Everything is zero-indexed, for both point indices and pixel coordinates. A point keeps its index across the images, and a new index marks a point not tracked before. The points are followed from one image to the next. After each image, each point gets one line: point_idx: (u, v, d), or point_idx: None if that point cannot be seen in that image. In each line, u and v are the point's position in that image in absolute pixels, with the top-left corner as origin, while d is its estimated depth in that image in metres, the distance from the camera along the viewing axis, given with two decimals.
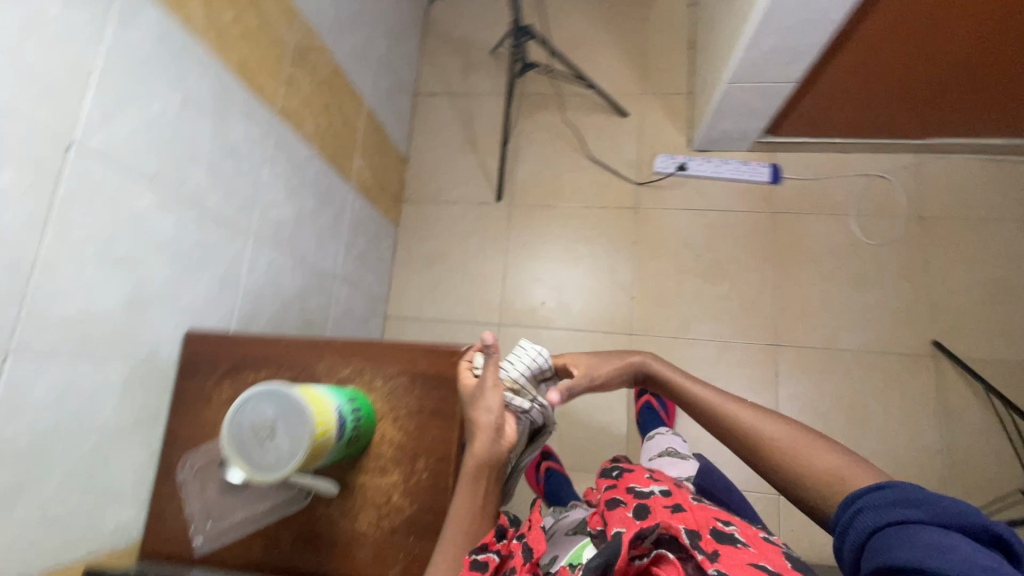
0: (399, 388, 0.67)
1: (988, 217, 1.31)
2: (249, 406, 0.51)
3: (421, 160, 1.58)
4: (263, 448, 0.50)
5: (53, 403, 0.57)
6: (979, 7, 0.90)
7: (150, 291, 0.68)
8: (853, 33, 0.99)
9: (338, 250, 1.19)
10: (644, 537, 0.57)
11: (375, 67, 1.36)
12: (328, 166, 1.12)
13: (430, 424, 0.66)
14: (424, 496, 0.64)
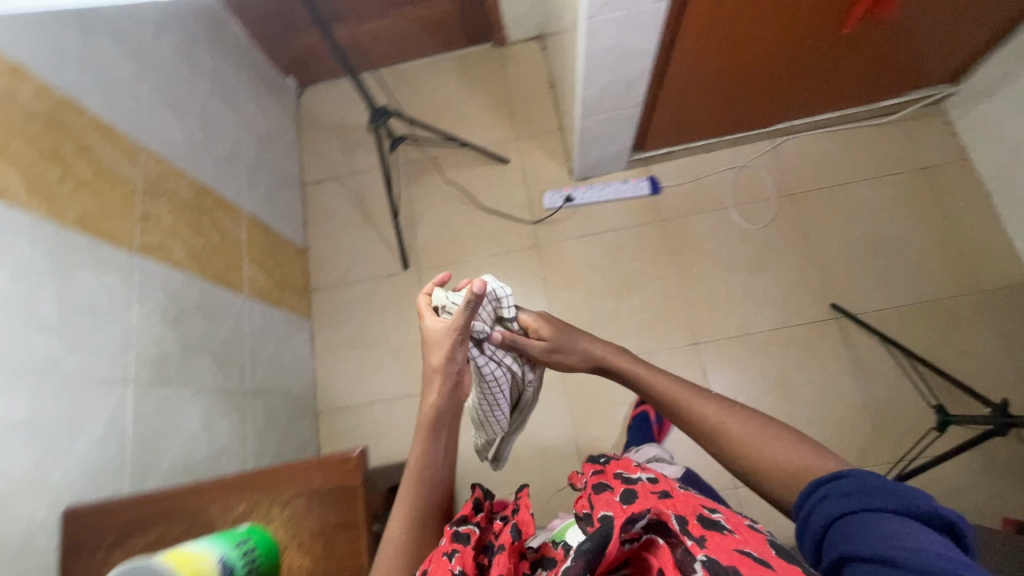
0: (298, 511, 0.65)
1: (847, 180, 1.43)
2: None
3: (322, 247, 1.57)
4: None
5: None
6: (766, 21, 1.02)
7: (9, 481, 0.64)
8: (671, 61, 1.09)
9: (243, 365, 1.16)
10: (633, 522, 0.52)
11: (249, 172, 1.36)
12: (212, 285, 1.10)
13: (337, 539, 0.65)
14: None
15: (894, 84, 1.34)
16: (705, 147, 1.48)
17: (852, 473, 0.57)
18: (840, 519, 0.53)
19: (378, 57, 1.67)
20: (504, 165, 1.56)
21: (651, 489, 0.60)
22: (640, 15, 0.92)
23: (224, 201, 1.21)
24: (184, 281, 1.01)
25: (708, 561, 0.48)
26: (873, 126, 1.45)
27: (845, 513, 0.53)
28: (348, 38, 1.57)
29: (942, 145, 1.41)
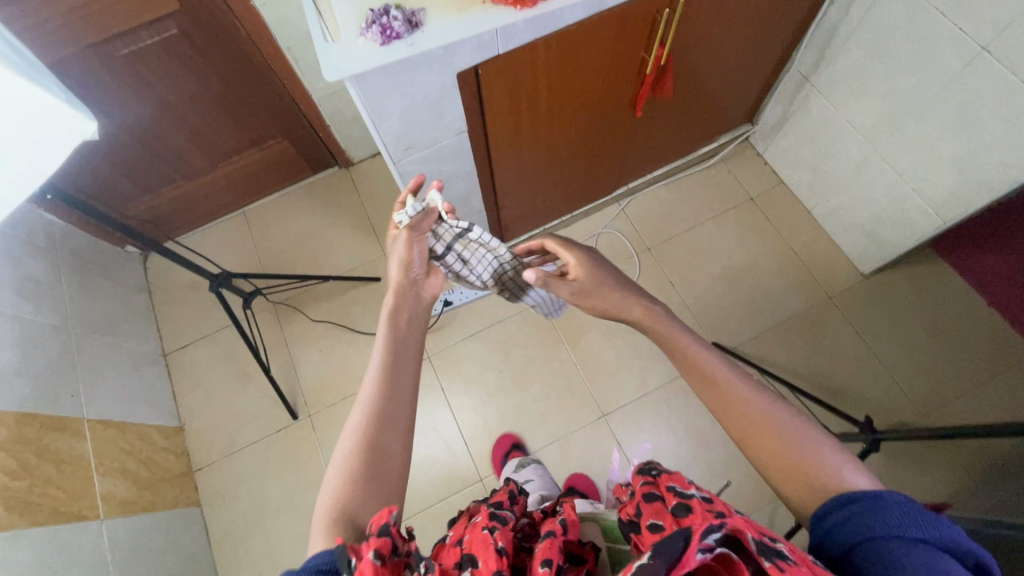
0: None
1: (693, 223, 1.55)
2: None
3: (199, 418, 1.44)
4: None
5: None
6: (569, 121, 1.09)
7: None
8: (496, 171, 1.13)
9: None
10: (709, 533, 0.43)
11: (89, 370, 1.23)
12: (51, 529, 0.94)
13: None
14: None
15: (704, 133, 1.49)
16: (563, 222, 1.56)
17: (889, 495, 0.50)
18: (868, 544, 0.48)
19: (223, 203, 1.61)
20: (377, 283, 1.54)
21: (706, 509, 0.50)
22: (444, 149, 0.95)
23: (56, 418, 1.07)
24: (11, 540, 0.86)
25: None
26: (700, 171, 1.59)
27: (862, 540, 0.48)
28: (183, 195, 1.51)
29: (760, 174, 1.58)
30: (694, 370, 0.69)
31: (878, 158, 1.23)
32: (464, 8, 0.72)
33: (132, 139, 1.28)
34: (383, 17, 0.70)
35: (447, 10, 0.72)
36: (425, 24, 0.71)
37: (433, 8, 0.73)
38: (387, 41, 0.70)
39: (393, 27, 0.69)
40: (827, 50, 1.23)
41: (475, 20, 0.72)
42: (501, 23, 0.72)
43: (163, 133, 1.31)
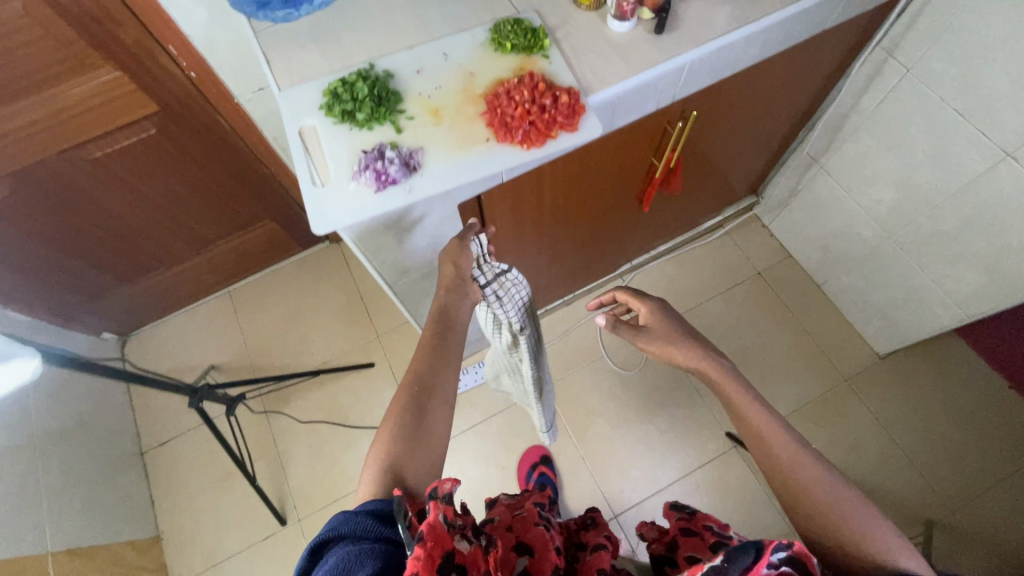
0: None
1: (700, 300, 1.49)
2: None
3: (178, 527, 1.33)
4: None
5: None
6: (572, 219, 1.03)
7: None
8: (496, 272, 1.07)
9: None
10: (779, 552, 0.45)
11: (55, 491, 1.12)
12: None
13: None
14: None
15: (709, 208, 1.44)
16: (565, 302, 1.49)
17: None
18: None
19: (206, 287, 1.52)
20: (370, 369, 1.45)
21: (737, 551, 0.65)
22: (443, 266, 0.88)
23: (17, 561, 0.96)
24: None
25: None
26: (705, 244, 1.54)
27: None
28: (163, 283, 1.41)
29: (766, 246, 1.53)
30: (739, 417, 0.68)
31: (895, 245, 1.19)
32: (464, 149, 0.66)
33: (107, 235, 1.20)
34: (377, 163, 0.63)
35: (447, 150, 0.66)
36: (422, 167, 0.65)
37: (431, 148, 0.66)
38: (381, 187, 0.64)
39: (388, 174, 0.63)
40: (835, 136, 1.19)
41: (477, 161, 0.66)
42: (506, 165, 0.66)
43: (141, 226, 1.23)
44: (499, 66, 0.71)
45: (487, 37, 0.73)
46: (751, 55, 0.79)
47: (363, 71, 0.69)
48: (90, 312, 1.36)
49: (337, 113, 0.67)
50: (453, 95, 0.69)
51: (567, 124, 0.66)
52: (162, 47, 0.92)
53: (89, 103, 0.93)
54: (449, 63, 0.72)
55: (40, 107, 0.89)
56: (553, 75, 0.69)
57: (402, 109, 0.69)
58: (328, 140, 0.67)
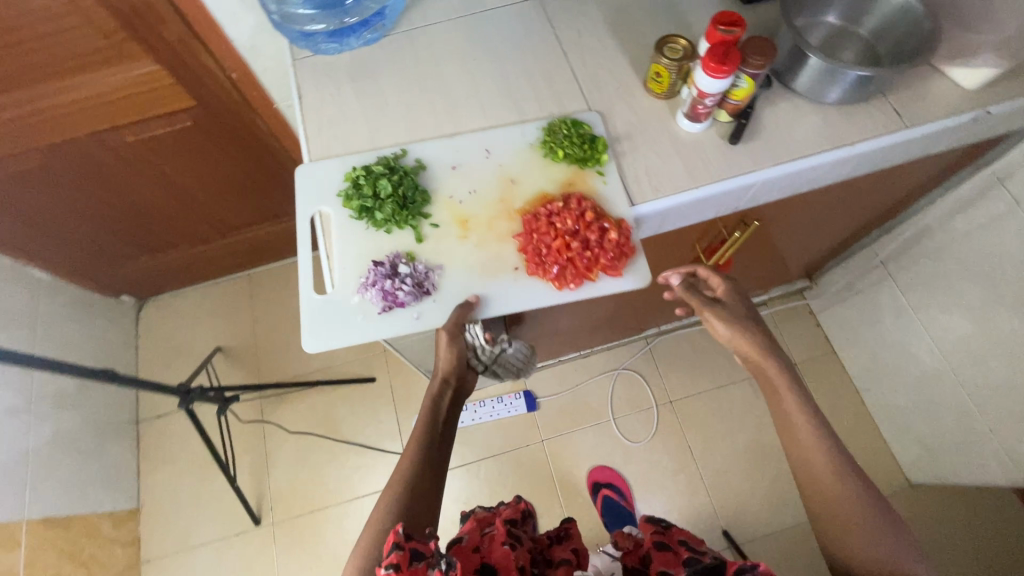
0: None
1: (725, 381, 1.39)
2: None
3: (158, 504, 1.34)
4: None
5: None
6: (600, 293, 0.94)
7: None
8: None
9: None
10: None
11: (44, 457, 1.13)
12: None
13: None
14: None
15: (756, 287, 1.32)
16: (581, 354, 1.42)
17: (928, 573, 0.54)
18: None
19: (228, 267, 1.50)
20: (371, 384, 1.41)
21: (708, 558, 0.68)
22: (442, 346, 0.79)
23: None
24: None
25: None
26: None
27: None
28: (186, 259, 1.40)
29: (810, 337, 1.40)
30: (783, 426, 0.67)
31: (954, 379, 1.06)
32: (489, 274, 0.65)
33: (135, 213, 1.19)
34: (386, 283, 0.63)
35: (470, 271, 0.66)
36: (436, 289, 0.65)
37: (452, 267, 0.66)
38: (387, 309, 0.64)
39: (398, 297, 0.63)
40: (912, 247, 1.07)
41: (500, 291, 0.65)
42: (533, 300, 0.64)
43: (168, 210, 1.22)
44: (542, 179, 0.69)
45: (535, 140, 0.71)
46: (835, 173, 0.70)
47: (393, 165, 0.68)
48: (111, 277, 1.37)
49: (358, 210, 0.67)
50: (486, 208, 0.68)
51: (608, 268, 0.64)
52: (207, 48, 0.88)
53: (126, 91, 0.89)
54: (488, 166, 0.70)
55: (75, 92, 0.87)
56: (601, 200, 0.66)
57: (432, 213, 0.68)
58: (341, 241, 0.67)
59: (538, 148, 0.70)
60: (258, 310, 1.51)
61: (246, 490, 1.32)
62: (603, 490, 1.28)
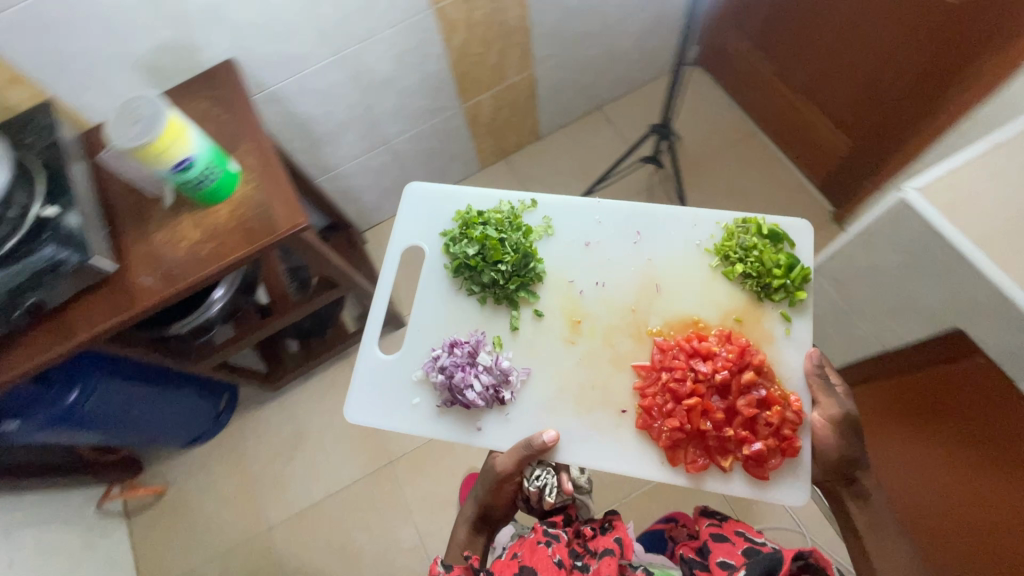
0: (251, 191, 0.88)
1: None
2: (125, 132, 0.75)
3: (545, 150, 1.69)
4: (127, 126, 0.75)
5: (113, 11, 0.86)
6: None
7: (227, 18, 0.94)
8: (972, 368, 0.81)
9: (408, 130, 1.40)
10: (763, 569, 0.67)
11: (571, 58, 1.46)
12: (451, 78, 1.32)
13: (239, 232, 0.86)
14: (214, 234, 0.86)
15: None
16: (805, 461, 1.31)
17: None
18: None
19: (755, 108, 1.57)
20: None
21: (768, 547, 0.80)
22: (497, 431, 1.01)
23: (527, 48, 1.35)
24: (440, 56, 1.24)
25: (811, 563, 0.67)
26: None
27: None
28: (755, 72, 1.49)
29: None
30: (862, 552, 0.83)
31: None
32: (601, 405, 0.95)
33: (805, 13, 1.25)
34: (461, 372, 0.94)
35: (557, 369, 0.97)
36: (524, 380, 0.97)
37: (543, 368, 0.98)
38: (450, 403, 0.96)
39: (463, 389, 0.93)
40: None
41: (603, 415, 0.94)
42: (628, 440, 0.93)
43: (822, 33, 1.24)
44: (691, 302, 0.97)
45: (698, 262, 0.98)
46: None
47: (517, 225, 1.00)
48: (716, 26, 1.53)
49: (467, 282, 1.02)
50: (605, 314, 0.99)
51: (748, 466, 0.88)
52: None
53: None
54: (620, 278, 1.00)
55: None
56: (773, 345, 0.92)
57: (545, 297, 1.01)
58: (416, 338, 1.03)
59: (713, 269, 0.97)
60: (725, 150, 1.59)
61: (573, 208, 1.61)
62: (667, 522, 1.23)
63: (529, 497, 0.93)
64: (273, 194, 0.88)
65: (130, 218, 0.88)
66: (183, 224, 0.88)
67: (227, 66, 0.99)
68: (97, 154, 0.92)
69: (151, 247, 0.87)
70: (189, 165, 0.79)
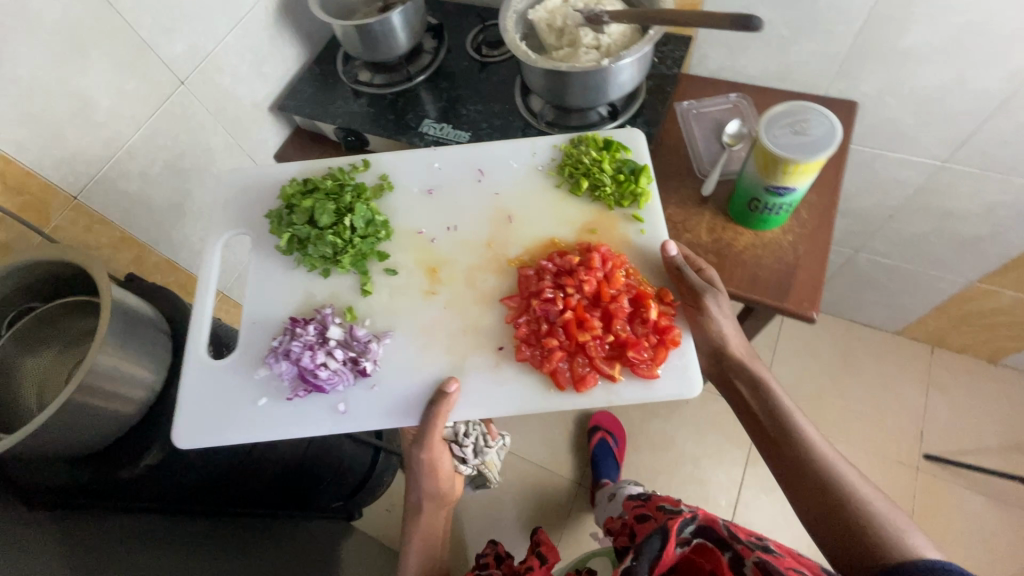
0: (785, 238, 0.78)
1: None
2: (773, 133, 0.66)
3: (983, 376, 1.33)
4: (781, 128, 0.66)
5: (828, 9, 0.78)
6: None
7: (905, 73, 0.81)
8: None
9: (890, 259, 1.17)
10: (686, 525, 0.69)
11: None
12: (1009, 261, 1.03)
13: (747, 266, 0.77)
14: (724, 248, 0.79)
15: None
16: None
17: None
18: None
19: None
20: None
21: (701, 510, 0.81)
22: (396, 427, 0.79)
23: None
24: None
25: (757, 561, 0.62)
26: None
27: None
28: None
29: None
30: (793, 476, 0.65)
31: None
32: (469, 343, 0.74)
33: None
34: (307, 356, 0.70)
35: (404, 329, 0.75)
36: (389, 346, 0.74)
37: (408, 326, 0.75)
38: (298, 395, 0.72)
39: (314, 372, 0.69)
40: None
41: (473, 359, 0.73)
42: (512, 379, 0.72)
43: None
44: (545, 222, 0.79)
45: (539, 187, 0.81)
46: None
47: (352, 186, 0.78)
48: None
49: (304, 258, 0.76)
50: (462, 256, 0.79)
51: (636, 368, 0.70)
52: None
53: None
54: (464, 207, 0.81)
55: None
56: (632, 250, 0.76)
57: (395, 249, 0.80)
58: (253, 327, 0.76)
59: (553, 183, 0.81)
60: None
61: (967, 459, 1.26)
62: (600, 433, 1.33)
63: (465, 454, 0.99)
64: (802, 258, 0.76)
65: (663, 175, 0.85)
66: (699, 219, 0.81)
67: (847, 107, 0.87)
68: (675, 102, 0.91)
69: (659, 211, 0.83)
70: (783, 194, 0.70)
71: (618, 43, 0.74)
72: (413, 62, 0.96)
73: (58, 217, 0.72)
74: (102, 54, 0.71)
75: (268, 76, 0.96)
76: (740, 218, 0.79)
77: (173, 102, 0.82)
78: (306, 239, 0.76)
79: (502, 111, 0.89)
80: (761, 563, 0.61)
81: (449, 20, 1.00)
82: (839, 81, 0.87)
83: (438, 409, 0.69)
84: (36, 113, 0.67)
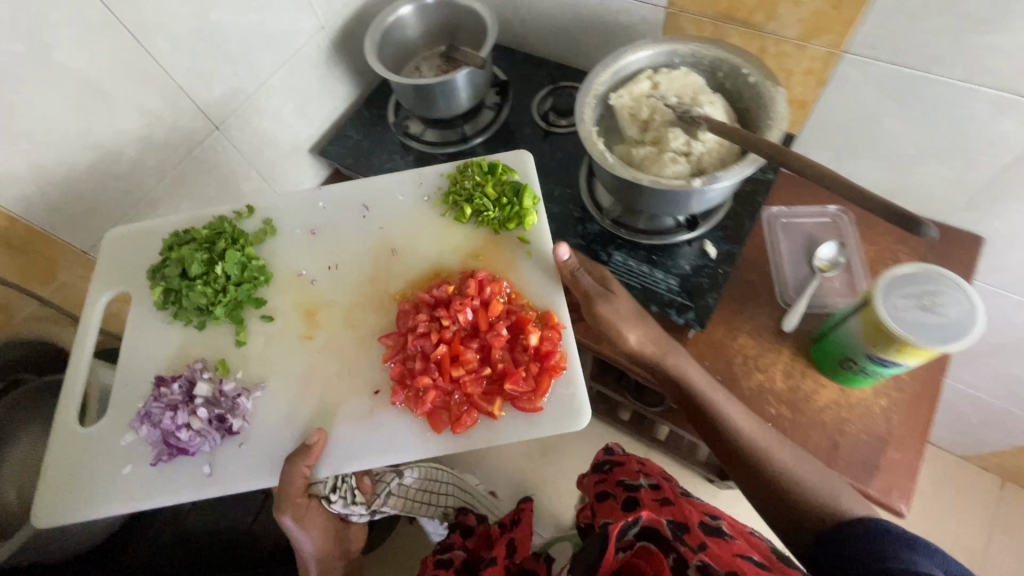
0: (878, 401, 0.66)
1: None
2: (896, 303, 0.54)
3: None
4: (904, 299, 0.54)
5: (975, 139, 0.64)
6: None
7: None
8: None
9: (980, 392, 1.03)
10: (630, 527, 0.57)
11: None
12: None
13: (828, 428, 0.66)
14: (802, 399, 0.67)
15: None
16: None
17: None
18: None
19: None
20: None
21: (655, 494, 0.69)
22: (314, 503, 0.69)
23: None
24: None
25: (704, 564, 0.54)
26: None
27: None
28: None
29: None
30: (732, 458, 0.61)
31: None
32: (346, 389, 0.63)
33: None
34: (168, 417, 0.58)
35: (271, 379, 0.64)
36: (260, 401, 0.63)
37: (282, 379, 0.64)
38: (162, 460, 0.60)
39: (175, 436, 0.58)
40: None
41: (347, 409, 0.63)
42: (398, 432, 0.62)
43: None
44: (428, 250, 0.70)
45: (423, 212, 0.72)
46: None
47: (229, 232, 0.67)
48: None
49: (178, 313, 0.65)
50: (342, 296, 0.68)
51: (516, 402, 0.61)
52: None
53: None
54: (342, 235, 0.71)
55: None
56: (518, 275, 0.67)
57: (273, 293, 0.69)
58: (130, 387, 0.63)
59: (440, 209, 0.72)
60: None
61: None
62: None
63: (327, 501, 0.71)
64: (896, 431, 0.64)
65: (739, 294, 0.74)
66: (775, 358, 0.70)
67: (972, 244, 0.74)
68: (765, 206, 0.79)
69: (730, 338, 0.72)
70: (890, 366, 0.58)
71: (715, 156, 0.63)
72: (472, 120, 0.86)
73: (65, 274, 0.67)
74: (131, 102, 0.64)
75: (313, 116, 0.88)
76: (826, 367, 0.67)
77: (206, 149, 0.75)
78: (179, 291, 0.65)
79: (563, 193, 0.79)
80: (704, 568, 0.54)
81: (517, 76, 0.90)
82: (965, 211, 0.73)
83: (300, 465, 0.59)
84: (52, 167, 0.60)
